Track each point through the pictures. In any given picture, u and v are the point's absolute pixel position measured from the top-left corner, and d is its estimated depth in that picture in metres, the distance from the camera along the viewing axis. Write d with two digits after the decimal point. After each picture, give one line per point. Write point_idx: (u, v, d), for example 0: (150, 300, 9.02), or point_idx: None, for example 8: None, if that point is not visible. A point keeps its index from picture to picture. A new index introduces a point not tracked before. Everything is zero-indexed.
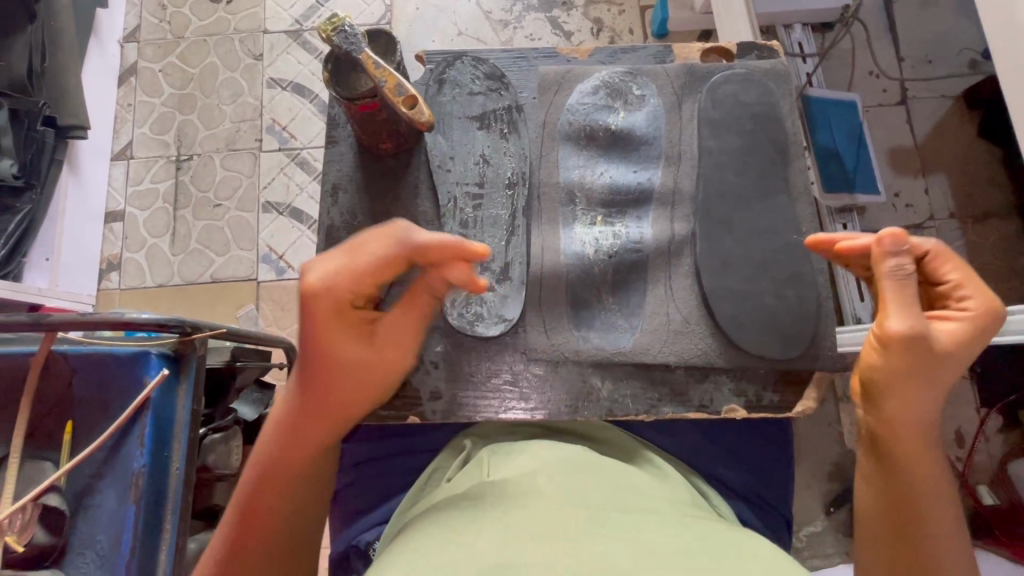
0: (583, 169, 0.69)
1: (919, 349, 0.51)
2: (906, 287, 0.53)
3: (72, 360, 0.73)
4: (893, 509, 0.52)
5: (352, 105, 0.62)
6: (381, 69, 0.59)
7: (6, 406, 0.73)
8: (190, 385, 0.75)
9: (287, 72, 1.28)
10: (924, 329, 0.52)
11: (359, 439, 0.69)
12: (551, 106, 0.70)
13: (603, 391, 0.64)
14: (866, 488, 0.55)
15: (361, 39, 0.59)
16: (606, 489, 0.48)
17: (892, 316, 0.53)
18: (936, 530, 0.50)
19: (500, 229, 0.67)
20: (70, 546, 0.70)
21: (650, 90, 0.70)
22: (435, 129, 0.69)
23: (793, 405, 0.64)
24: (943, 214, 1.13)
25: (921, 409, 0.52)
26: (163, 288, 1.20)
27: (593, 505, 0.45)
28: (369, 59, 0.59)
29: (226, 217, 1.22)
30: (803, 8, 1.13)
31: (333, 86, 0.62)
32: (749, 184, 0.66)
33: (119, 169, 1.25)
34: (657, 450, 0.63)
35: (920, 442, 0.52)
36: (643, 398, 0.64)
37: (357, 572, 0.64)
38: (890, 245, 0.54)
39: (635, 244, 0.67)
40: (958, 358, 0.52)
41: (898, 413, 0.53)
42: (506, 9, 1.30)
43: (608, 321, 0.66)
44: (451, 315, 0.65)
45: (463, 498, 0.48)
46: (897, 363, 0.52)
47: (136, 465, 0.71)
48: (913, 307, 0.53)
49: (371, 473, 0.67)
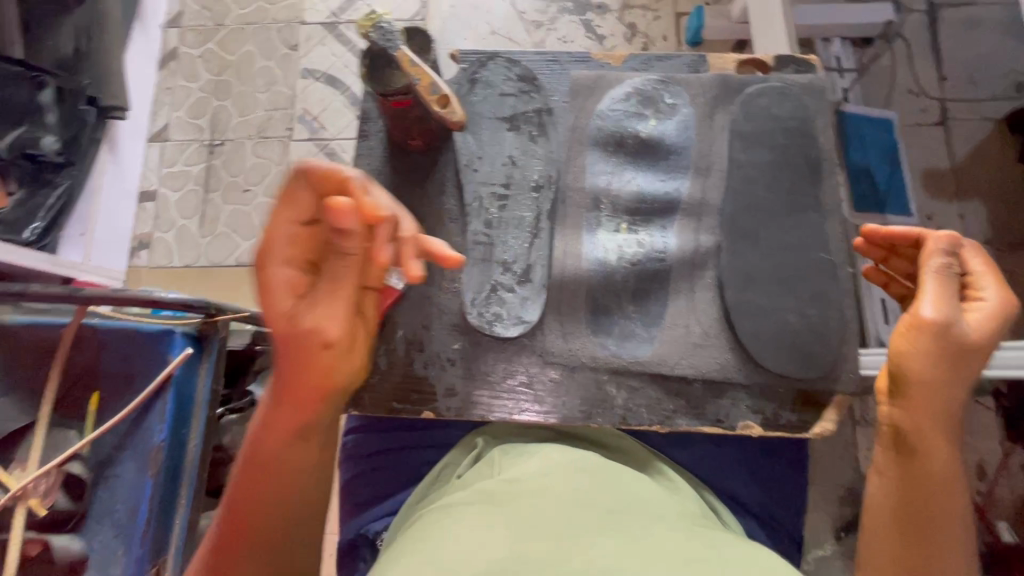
0: (610, 176, 0.68)
1: (953, 339, 0.55)
2: (944, 279, 0.57)
3: (101, 334, 0.76)
4: (906, 496, 0.56)
5: (385, 101, 0.64)
6: (416, 67, 0.60)
7: (36, 374, 0.76)
8: (211, 365, 0.77)
9: (321, 63, 1.30)
10: (957, 320, 0.55)
11: (371, 430, 0.70)
12: (582, 110, 0.69)
13: (618, 398, 0.64)
14: (879, 474, 0.59)
15: (397, 36, 0.59)
16: (613, 492, 0.48)
17: (930, 305, 0.56)
18: (938, 513, 0.55)
19: (525, 231, 0.67)
20: (89, 513, 0.72)
21: (682, 99, 0.69)
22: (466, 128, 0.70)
23: (810, 426, 0.63)
24: (979, 239, 1.10)
25: (949, 400, 0.56)
26: (189, 269, 1.23)
27: (599, 509, 0.45)
28: (405, 57, 0.59)
29: (253, 203, 1.25)
30: (843, 22, 1.11)
31: (368, 81, 0.61)
32: (778, 201, 0.65)
33: (154, 150, 1.28)
34: (667, 461, 0.64)
35: (941, 432, 0.56)
36: (658, 409, 0.63)
37: (363, 561, 0.65)
38: (942, 244, 0.58)
39: (659, 253, 0.66)
40: (984, 345, 0.56)
41: (927, 404, 0.56)
42: (540, 10, 1.30)
43: (627, 329, 0.65)
44: (471, 314, 0.65)
45: (471, 494, 0.48)
46: (932, 351, 0.55)
47: (156, 440, 0.73)
48: (950, 299, 0.56)
49: (381, 465, 0.68)
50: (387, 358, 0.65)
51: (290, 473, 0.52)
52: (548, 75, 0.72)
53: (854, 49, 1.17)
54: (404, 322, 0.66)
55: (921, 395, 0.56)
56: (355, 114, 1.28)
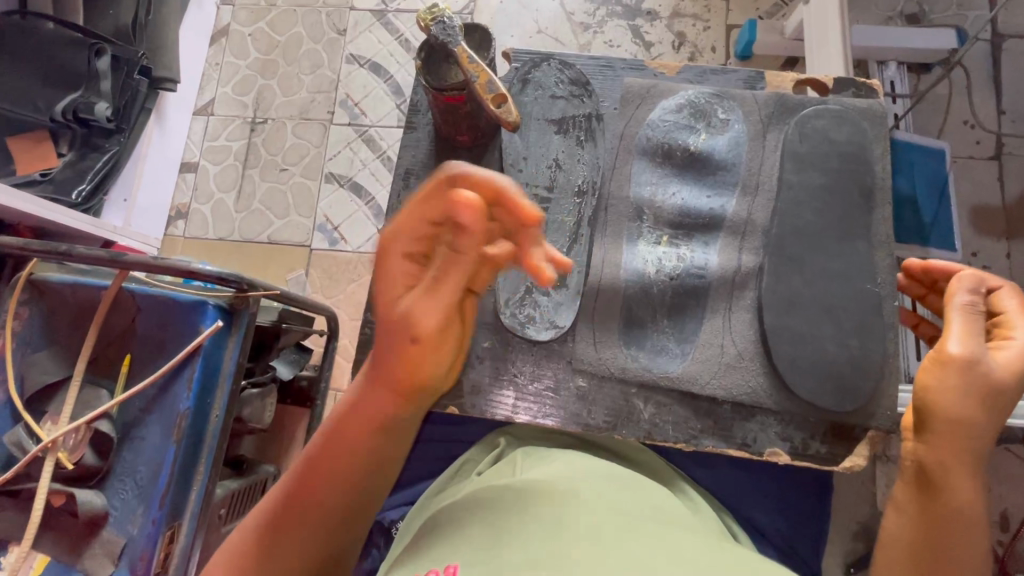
0: (655, 188, 0.68)
1: (976, 373, 0.54)
2: (970, 317, 0.57)
3: (139, 299, 0.78)
4: (926, 535, 0.53)
5: (439, 95, 0.64)
6: (474, 64, 0.60)
7: (74, 332, 0.78)
8: (238, 339, 0.77)
9: (366, 50, 1.32)
10: (982, 356, 0.54)
11: None
12: (631, 119, 0.69)
13: (644, 413, 0.63)
14: (898, 515, 0.56)
15: (458, 32, 0.60)
16: (632, 499, 0.49)
17: (953, 339, 0.56)
18: (962, 553, 0.52)
19: (563, 235, 0.68)
20: (113, 471, 0.74)
21: (735, 115, 0.69)
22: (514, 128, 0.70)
23: (840, 459, 0.62)
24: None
25: (976, 436, 0.54)
26: (222, 242, 1.25)
27: (619, 514, 0.46)
28: (463, 53, 0.60)
29: (290, 182, 1.27)
30: (901, 46, 1.08)
31: (424, 74, 0.64)
32: (829, 225, 0.64)
33: (199, 124, 1.31)
34: (689, 480, 0.63)
35: (968, 470, 0.54)
36: (685, 427, 0.63)
37: (377, 546, 0.66)
38: (967, 282, 0.58)
39: (699, 270, 0.66)
40: (1015, 384, 0.54)
41: (950, 438, 0.54)
42: (589, 12, 1.29)
43: (659, 344, 0.65)
44: (504, 314, 0.66)
45: (492, 498, 0.50)
46: (954, 383, 0.54)
47: (182, 406, 0.75)
48: (976, 335, 0.56)
49: None
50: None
51: (348, 475, 0.52)
52: (600, 80, 0.72)
53: (911, 75, 1.13)
54: None
55: (940, 426, 0.55)
56: (395, 103, 1.29)
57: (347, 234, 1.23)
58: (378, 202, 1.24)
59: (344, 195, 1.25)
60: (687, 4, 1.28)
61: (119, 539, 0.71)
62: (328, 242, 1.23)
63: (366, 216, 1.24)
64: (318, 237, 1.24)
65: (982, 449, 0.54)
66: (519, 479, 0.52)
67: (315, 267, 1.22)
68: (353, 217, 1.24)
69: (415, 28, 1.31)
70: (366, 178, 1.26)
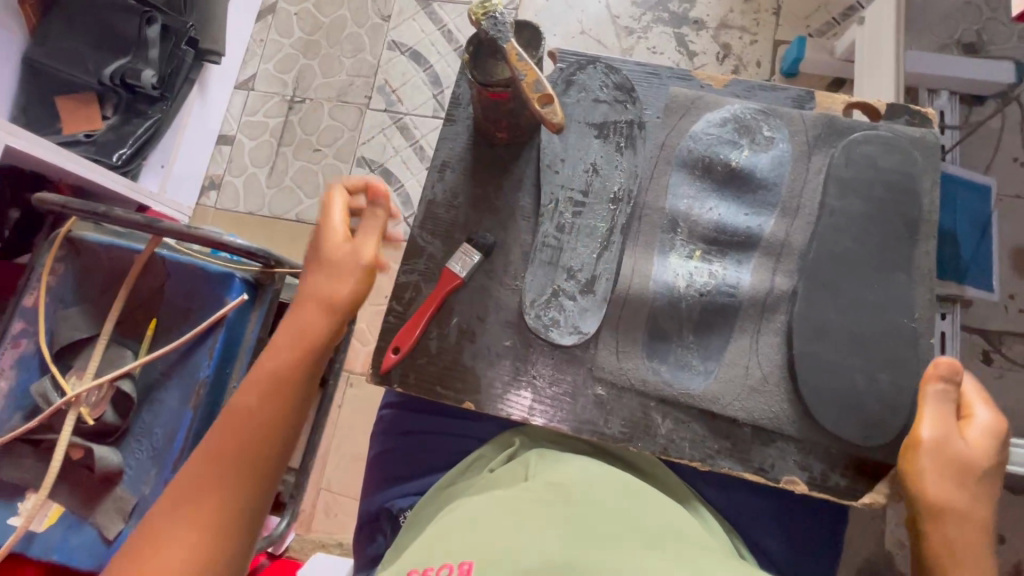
0: (692, 202, 0.67)
1: (948, 459, 0.54)
2: (935, 404, 0.57)
3: (169, 266, 0.80)
4: None
5: (484, 90, 0.64)
6: (523, 63, 0.59)
7: (105, 291, 0.80)
8: (261, 313, 0.80)
9: (408, 37, 1.32)
10: (949, 440, 0.54)
11: (408, 409, 0.70)
12: (674, 130, 0.69)
13: (661, 428, 0.63)
14: None
15: (508, 28, 0.59)
16: (645, 511, 0.49)
17: (921, 426, 0.56)
18: None
19: (595, 241, 0.67)
20: (131, 430, 0.76)
21: (781, 134, 0.67)
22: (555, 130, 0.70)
23: (861, 496, 0.61)
24: None
25: (975, 521, 0.52)
26: (251, 215, 1.27)
27: (634, 526, 0.46)
28: (513, 50, 0.59)
29: (322, 163, 1.28)
30: (956, 75, 1.04)
31: (471, 68, 0.64)
32: (868, 255, 0.63)
33: (239, 98, 1.34)
34: (704, 501, 0.63)
35: (970, 559, 0.51)
36: (701, 446, 0.63)
37: (384, 534, 0.67)
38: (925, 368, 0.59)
39: (731, 288, 0.65)
40: (987, 465, 0.54)
41: (943, 526, 0.52)
42: (635, 17, 1.27)
43: (682, 360, 0.64)
44: (529, 315, 0.66)
45: (506, 500, 0.50)
46: (926, 469, 0.54)
47: (201, 374, 0.76)
48: (943, 419, 0.56)
49: (412, 446, 0.69)
50: (438, 338, 0.67)
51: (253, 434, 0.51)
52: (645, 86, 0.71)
53: (962, 106, 1.10)
54: (460, 310, 0.68)
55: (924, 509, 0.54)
56: (432, 93, 1.29)
57: None
58: (407, 190, 1.25)
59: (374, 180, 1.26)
60: (735, 17, 1.25)
61: (131, 497, 0.73)
62: None
63: (394, 203, 1.24)
64: None
65: (982, 532, 0.52)
66: (530, 483, 0.52)
67: None
68: None
69: (459, 20, 1.31)
70: (397, 165, 1.26)
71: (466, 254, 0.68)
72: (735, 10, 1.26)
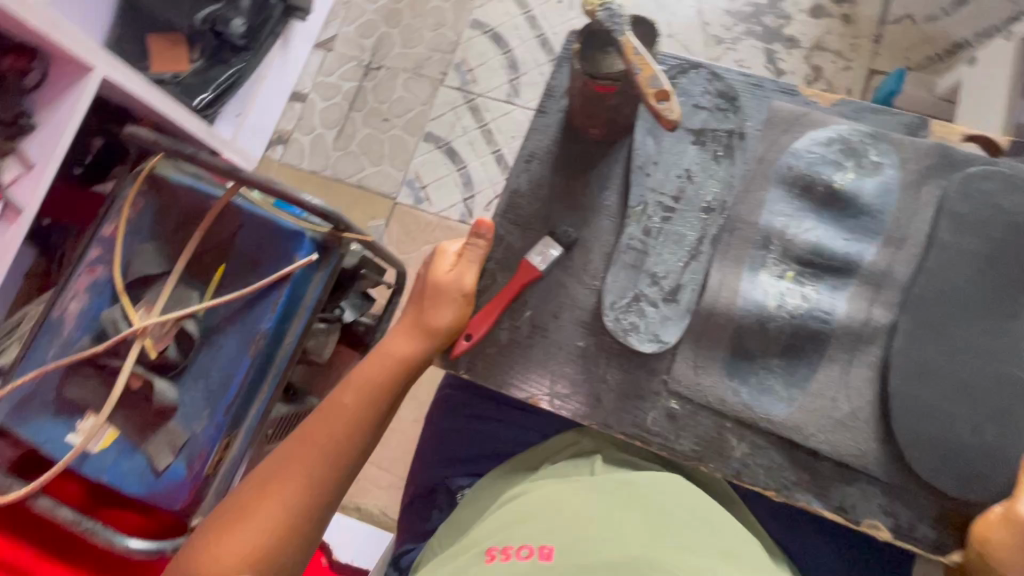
0: (789, 220, 0.65)
1: None
2: None
3: (243, 215, 0.81)
4: None
5: (591, 84, 0.62)
6: (639, 56, 0.57)
7: (180, 231, 0.82)
8: (325, 275, 0.80)
9: (492, 18, 1.31)
10: None
11: (475, 396, 0.75)
12: (774, 144, 0.67)
13: (737, 450, 0.63)
14: None
15: (625, 21, 0.58)
16: (698, 521, 0.55)
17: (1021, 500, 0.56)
18: None
19: (682, 250, 0.66)
20: (188, 369, 0.78)
21: (890, 159, 0.65)
22: (648, 130, 0.68)
23: (951, 552, 0.60)
24: None
25: None
26: (315, 174, 1.29)
27: (689, 535, 0.52)
28: (629, 43, 0.57)
29: (390, 133, 1.28)
30: None
31: (579, 61, 0.63)
32: (978, 299, 0.60)
33: (317, 58, 1.35)
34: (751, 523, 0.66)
35: None
36: (778, 473, 0.63)
37: (439, 508, 0.72)
38: None
39: (824, 315, 0.63)
40: None
41: None
42: (726, 26, 1.23)
43: (764, 383, 0.64)
44: (607, 317, 0.66)
45: (574, 496, 0.57)
46: (1012, 543, 0.54)
47: (263, 325, 0.78)
48: None
49: (474, 431, 0.73)
50: (509, 325, 0.68)
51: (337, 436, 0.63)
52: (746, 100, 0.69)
53: None
54: (535, 303, 0.69)
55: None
56: (508, 78, 1.28)
57: (433, 196, 1.24)
58: (470, 171, 1.25)
59: (439, 157, 1.26)
60: (832, 39, 1.21)
61: (183, 434, 0.75)
62: (413, 199, 1.25)
63: (455, 182, 1.24)
64: (404, 192, 1.25)
65: None
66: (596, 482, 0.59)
67: (395, 220, 1.24)
68: (442, 181, 1.25)
69: (545, 7, 1.29)
70: (463, 145, 1.26)
71: (544, 247, 0.68)
72: (832, 33, 1.21)
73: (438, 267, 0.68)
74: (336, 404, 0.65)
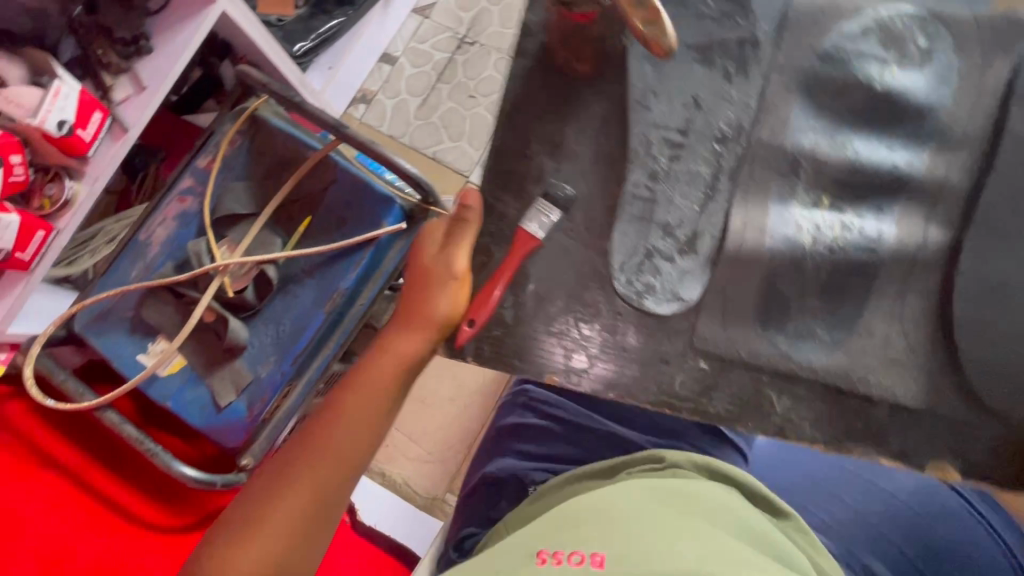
0: (817, 138, 0.77)
1: None
2: None
3: (338, 172, 0.81)
4: None
5: (570, 12, 0.74)
6: None
7: (273, 177, 0.83)
8: (407, 244, 0.80)
9: None
10: None
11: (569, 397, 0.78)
12: (786, 51, 0.78)
13: (775, 405, 0.72)
14: None
15: None
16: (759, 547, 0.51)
17: None
18: None
19: (701, 185, 0.76)
20: (261, 313, 0.79)
21: (938, 49, 0.77)
22: (648, 61, 0.79)
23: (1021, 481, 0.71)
24: None
25: None
26: (392, 139, 1.28)
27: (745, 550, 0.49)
28: None
29: (474, 110, 1.27)
30: None
31: None
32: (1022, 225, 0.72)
33: (413, 22, 1.33)
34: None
35: None
36: (821, 427, 0.72)
37: (508, 495, 0.74)
38: None
39: (869, 239, 0.75)
40: None
41: None
42: None
43: (800, 330, 0.73)
44: (620, 280, 0.75)
45: (626, 508, 0.56)
46: None
47: (341, 284, 0.79)
48: None
49: (566, 432, 0.76)
50: (513, 295, 0.75)
51: (343, 429, 0.65)
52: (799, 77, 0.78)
53: None
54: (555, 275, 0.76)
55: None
56: None
57: None
58: None
59: None
60: None
61: (247, 375, 0.77)
62: None
63: None
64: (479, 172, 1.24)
65: None
66: (650, 499, 0.57)
67: None
68: None
69: None
70: None
71: (549, 211, 0.76)
72: None
73: (432, 251, 0.74)
74: (344, 394, 0.68)
